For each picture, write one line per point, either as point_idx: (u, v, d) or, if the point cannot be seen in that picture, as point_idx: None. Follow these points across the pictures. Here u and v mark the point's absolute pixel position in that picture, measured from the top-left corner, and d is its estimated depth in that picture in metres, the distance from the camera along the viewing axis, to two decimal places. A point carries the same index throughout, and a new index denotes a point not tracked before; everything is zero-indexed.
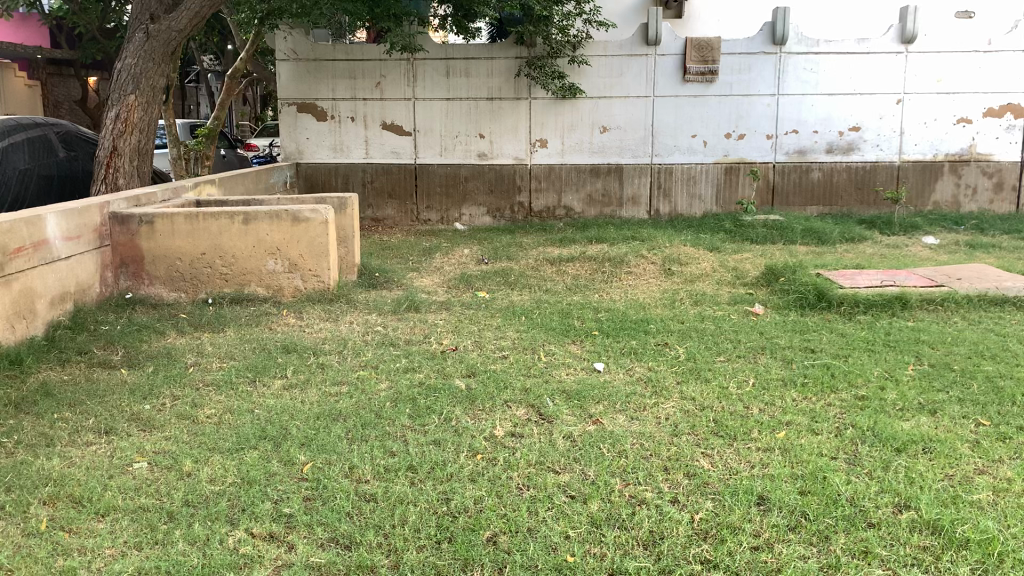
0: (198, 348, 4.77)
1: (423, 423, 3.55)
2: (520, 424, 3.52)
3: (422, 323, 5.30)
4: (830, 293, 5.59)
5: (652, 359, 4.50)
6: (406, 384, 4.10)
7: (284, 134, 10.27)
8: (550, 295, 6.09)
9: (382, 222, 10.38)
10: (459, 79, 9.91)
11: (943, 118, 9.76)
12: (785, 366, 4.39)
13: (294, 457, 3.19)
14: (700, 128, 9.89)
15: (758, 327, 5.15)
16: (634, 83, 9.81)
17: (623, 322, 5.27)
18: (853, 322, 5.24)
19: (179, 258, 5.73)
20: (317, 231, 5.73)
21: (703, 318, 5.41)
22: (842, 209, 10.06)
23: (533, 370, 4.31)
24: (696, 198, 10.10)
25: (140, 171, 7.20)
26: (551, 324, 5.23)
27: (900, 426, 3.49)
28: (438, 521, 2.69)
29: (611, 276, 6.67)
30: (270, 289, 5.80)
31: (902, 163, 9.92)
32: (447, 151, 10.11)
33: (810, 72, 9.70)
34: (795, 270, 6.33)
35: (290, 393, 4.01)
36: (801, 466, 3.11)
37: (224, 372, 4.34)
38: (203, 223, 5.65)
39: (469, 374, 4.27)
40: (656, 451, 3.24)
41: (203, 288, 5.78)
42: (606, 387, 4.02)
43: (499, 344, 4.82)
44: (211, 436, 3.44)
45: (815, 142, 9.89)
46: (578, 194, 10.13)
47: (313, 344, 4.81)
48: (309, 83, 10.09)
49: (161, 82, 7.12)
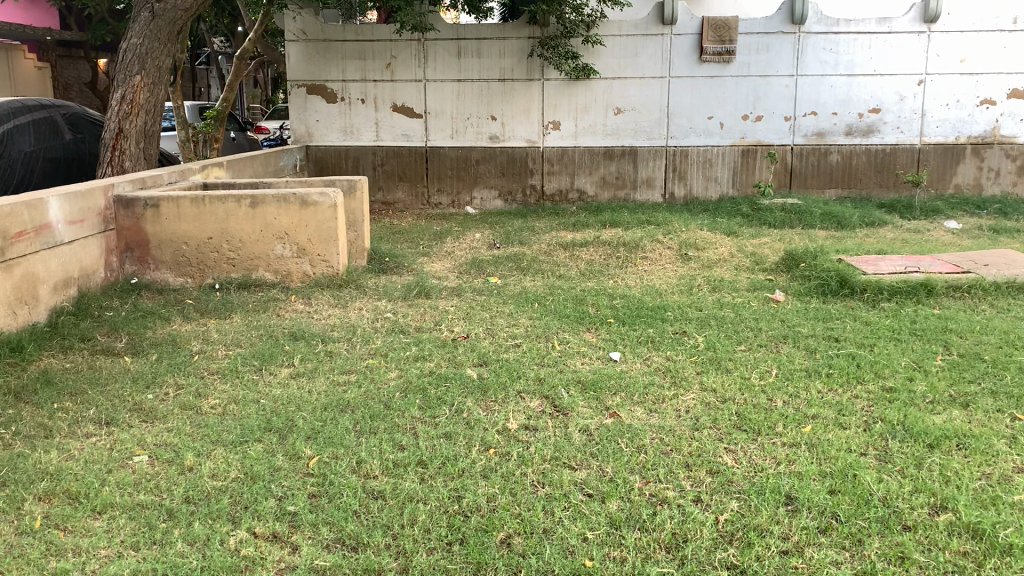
0: (204, 334, 4.66)
1: (434, 415, 3.42)
2: (534, 417, 3.40)
3: (433, 310, 5.16)
4: (853, 280, 5.42)
5: (670, 348, 4.36)
6: (416, 373, 3.97)
7: (294, 116, 10.14)
8: (563, 281, 5.94)
9: (392, 205, 10.25)
10: (471, 59, 9.73)
11: (966, 99, 9.51)
12: (809, 356, 4.24)
13: (300, 451, 3.07)
14: (716, 110, 9.69)
15: (779, 314, 5.00)
16: (649, 64, 9.60)
17: (639, 309, 5.13)
18: (877, 310, 5.07)
19: (186, 242, 5.61)
20: (326, 215, 5.59)
21: (722, 305, 5.26)
22: (861, 192, 9.85)
23: (547, 359, 4.18)
24: (712, 181, 9.90)
25: (147, 153, 7.07)
26: (565, 311, 5.09)
27: (932, 420, 3.33)
28: (449, 520, 2.56)
29: (626, 261, 6.52)
30: (277, 274, 5.68)
31: (923, 146, 9.69)
32: (458, 134, 9.95)
33: (830, 52, 9.47)
34: (816, 256, 6.16)
35: (297, 382, 3.89)
36: (829, 462, 2.97)
37: (230, 360, 4.22)
38: (210, 206, 5.53)
39: (481, 363, 4.14)
40: (677, 447, 3.10)
41: (210, 273, 5.66)
42: (623, 377, 3.89)
43: (512, 332, 4.68)
44: (214, 428, 3.33)
45: (834, 124, 9.67)
46: (591, 177, 9.96)
47: (322, 331, 4.69)
48: (318, 64, 9.94)
49: (168, 62, 6.99)
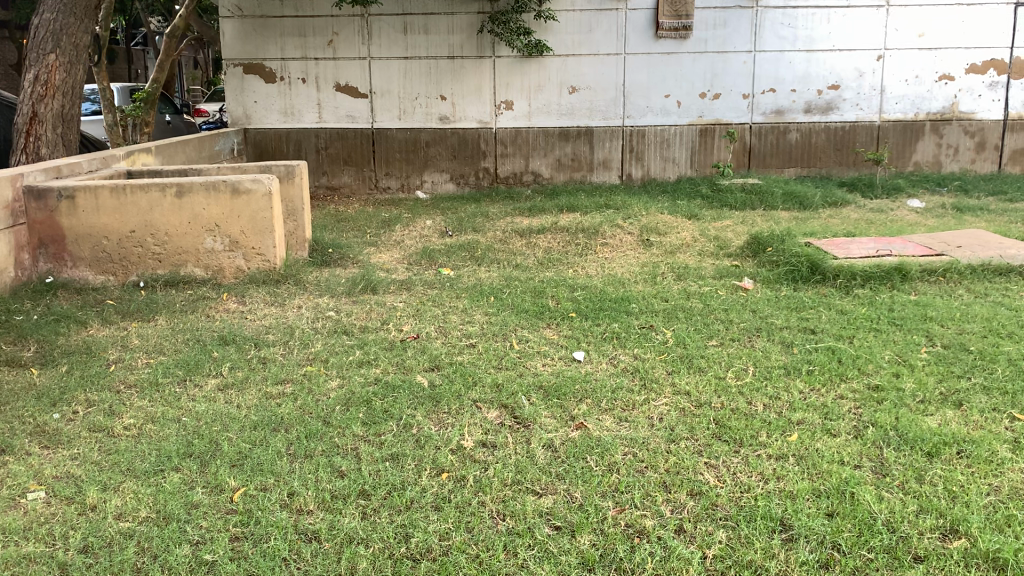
0: (123, 340, 4.20)
1: (379, 433, 3.04)
2: (492, 431, 3.04)
3: (379, 307, 4.76)
4: (824, 265, 5.15)
5: (637, 345, 4.01)
6: (360, 382, 3.58)
7: (231, 98, 9.58)
8: (520, 271, 5.57)
9: (338, 190, 9.77)
10: (418, 36, 9.26)
11: (925, 75, 9.33)
12: (785, 351, 3.93)
13: (223, 482, 2.67)
14: (673, 87, 9.37)
15: (751, 304, 4.70)
16: (604, 40, 9.23)
17: (602, 301, 4.79)
18: (851, 298, 4.80)
19: (105, 236, 5.12)
20: (260, 205, 5.14)
21: (688, 295, 4.93)
22: (820, 170, 9.64)
23: (504, 362, 3.81)
24: (669, 162, 9.61)
25: (65, 139, 6.49)
26: (524, 304, 4.74)
27: (926, 424, 3.04)
28: (395, 567, 2.21)
29: (586, 248, 6.18)
30: (209, 270, 5.21)
31: (882, 123, 9.50)
32: (406, 115, 9.49)
33: (789, 27, 9.20)
34: (783, 240, 5.88)
35: (229, 396, 3.48)
36: (822, 478, 2.67)
37: (151, 371, 3.77)
38: (131, 196, 5.05)
39: (432, 368, 3.75)
40: (652, 464, 2.77)
41: (134, 270, 5.17)
42: (589, 381, 3.54)
43: (467, 330, 4.30)
44: (125, 455, 2.90)
45: (793, 101, 9.43)
46: (546, 159, 9.59)
47: (256, 334, 4.27)
48: (255, 42, 9.39)
49: (86, 40, 6.43)
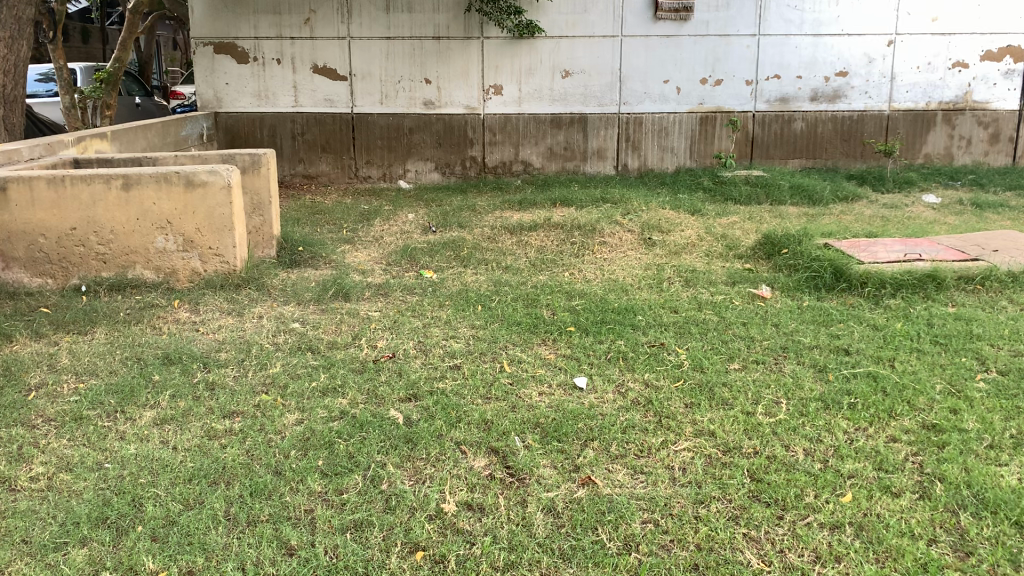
0: (51, 358, 3.61)
1: (340, 491, 2.50)
2: (481, 487, 2.50)
3: (351, 317, 4.19)
4: (850, 271, 4.61)
5: (647, 369, 3.45)
6: (323, 417, 3.01)
7: (200, 79, 8.97)
8: (511, 275, 5.02)
9: (315, 179, 9.16)
10: (401, 14, 8.66)
11: (937, 61, 8.81)
12: (820, 378, 3.39)
13: (138, 564, 2.14)
14: (672, 72, 8.81)
15: (771, 317, 4.16)
16: (599, 21, 8.66)
17: (603, 311, 4.23)
18: (880, 309, 4.28)
19: (42, 234, 4.51)
20: (217, 199, 4.55)
21: (700, 305, 4.38)
22: (826, 162, 9.09)
23: (494, 390, 3.24)
24: (668, 152, 9.04)
25: (9, 123, 5.87)
26: (515, 316, 4.17)
27: (1004, 480, 2.51)
28: None
29: (582, 248, 5.62)
30: (159, 272, 4.62)
31: (892, 112, 8.96)
32: (388, 99, 8.89)
33: (795, 10, 8.66)
34: (800, 240, 5.35)
35: (167, 435, 2.92)
36: (892, 560, 2.16)
37: (78, 399, 3.20)
38: (71, 189, 4.45)
39: (409, 399, 3.19)
40: (680, 537, 2.25)
41: (76, 273, 4.58)
42: (594, 417, 2.98)
43: (450, 348, 3.74)
44: (22, 521, 2.34)
45: (799, 88, 8.88)
46: (537, 148, 9.01)
47: (206, 351, 3.70)
48: (227, 20, 8.77)
49: (30, 12, 5.78)
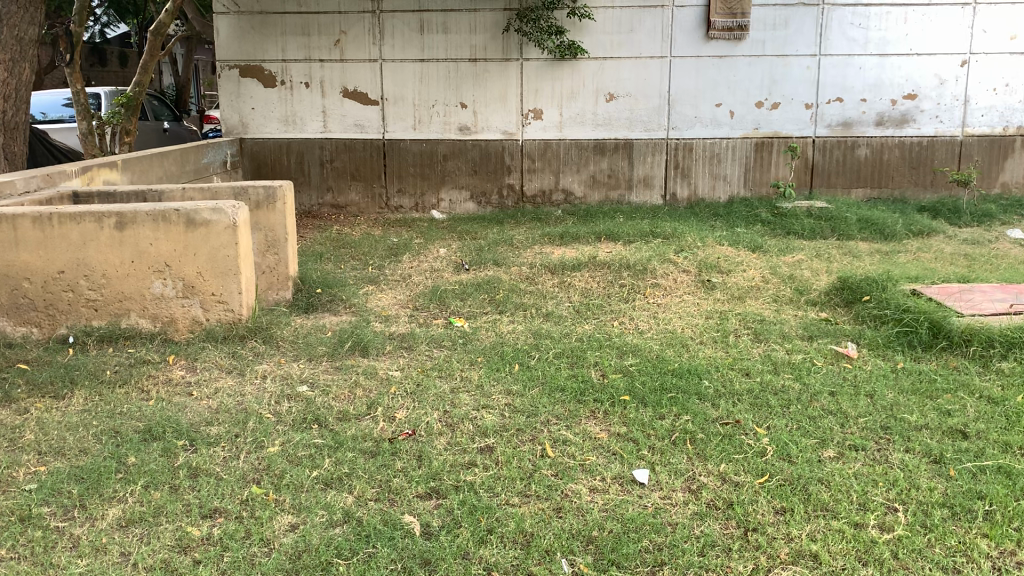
0: (15, 431, 3.08)
1: None
2: None
3: (368, 379, 3.61)
4: (949, 326, 3.94)
5: (722, 457, 2.81)
6: (324, 522, 2.44)
7: (226, 103, 8.54)
8: (553, 324, 4.43)
9: (344, 208, 8.66)
10: (436, 35, 8.16)
11: (1016, 82, 8.07)
12: (939, 473, 2.73)
13: None
14: (725, 96, 8.19)
15: (863, 384, 3.50)
16: (647, 41, 8.08)
17: (662, 375, 3.60)
18: (991, 375, 3.61)
19: (26, 277, 4.02)
20: (222, 240, 4.03)
21: (775, 367, 3.73)
22: (893, 192, 8.37)
23: (535, 486, 2.63)
24: (720, 179, 8.39)
25: (9, 152, 5.45)
26: (559, 378, 3.56)
27: None
28: None
29: (632, 292, 5.01)
30: (156, 321, 4.10)
31: (966, 138, 8.23)
32: (421, 125, 8.38)
33: (859, 28, 8.00)
34: (884, 285, 4.67)
35: (129, 543, 2.35)
36: None
37: (33, 490, 2.65)
38: (59, 228, 3.96)
39: (431, 496, 2.60)
40: None
41: (64, 321, 4.08)
42: (662, 531, 2.36)
43: (482, 422, 3.14)
44: None
45: (863, 112, 8.20)
46: (579, 175, 8.42)
47: (196, 424, 3.14)
48: (254, 42, 8.35)
49: (33, 32, 5.38)
